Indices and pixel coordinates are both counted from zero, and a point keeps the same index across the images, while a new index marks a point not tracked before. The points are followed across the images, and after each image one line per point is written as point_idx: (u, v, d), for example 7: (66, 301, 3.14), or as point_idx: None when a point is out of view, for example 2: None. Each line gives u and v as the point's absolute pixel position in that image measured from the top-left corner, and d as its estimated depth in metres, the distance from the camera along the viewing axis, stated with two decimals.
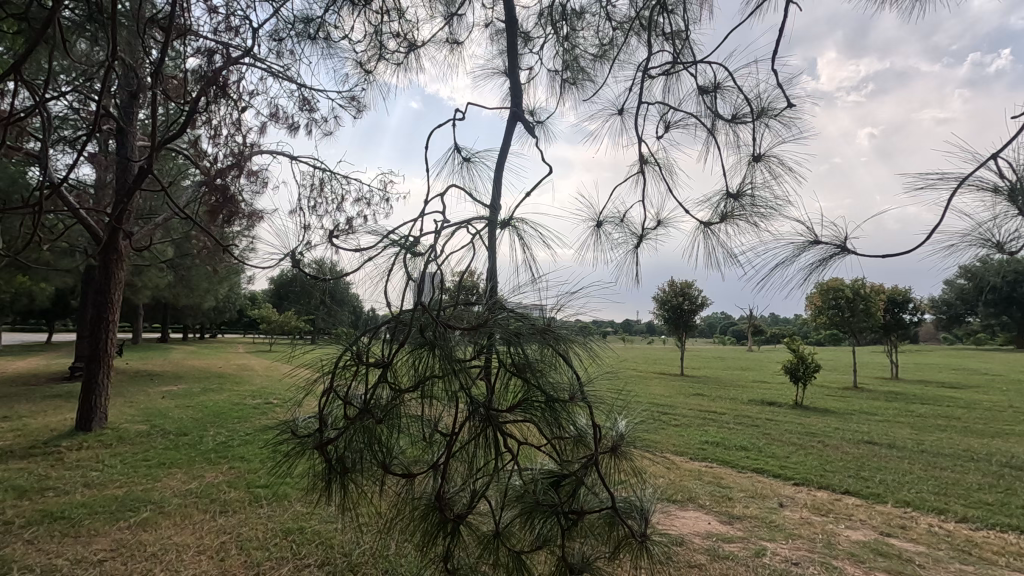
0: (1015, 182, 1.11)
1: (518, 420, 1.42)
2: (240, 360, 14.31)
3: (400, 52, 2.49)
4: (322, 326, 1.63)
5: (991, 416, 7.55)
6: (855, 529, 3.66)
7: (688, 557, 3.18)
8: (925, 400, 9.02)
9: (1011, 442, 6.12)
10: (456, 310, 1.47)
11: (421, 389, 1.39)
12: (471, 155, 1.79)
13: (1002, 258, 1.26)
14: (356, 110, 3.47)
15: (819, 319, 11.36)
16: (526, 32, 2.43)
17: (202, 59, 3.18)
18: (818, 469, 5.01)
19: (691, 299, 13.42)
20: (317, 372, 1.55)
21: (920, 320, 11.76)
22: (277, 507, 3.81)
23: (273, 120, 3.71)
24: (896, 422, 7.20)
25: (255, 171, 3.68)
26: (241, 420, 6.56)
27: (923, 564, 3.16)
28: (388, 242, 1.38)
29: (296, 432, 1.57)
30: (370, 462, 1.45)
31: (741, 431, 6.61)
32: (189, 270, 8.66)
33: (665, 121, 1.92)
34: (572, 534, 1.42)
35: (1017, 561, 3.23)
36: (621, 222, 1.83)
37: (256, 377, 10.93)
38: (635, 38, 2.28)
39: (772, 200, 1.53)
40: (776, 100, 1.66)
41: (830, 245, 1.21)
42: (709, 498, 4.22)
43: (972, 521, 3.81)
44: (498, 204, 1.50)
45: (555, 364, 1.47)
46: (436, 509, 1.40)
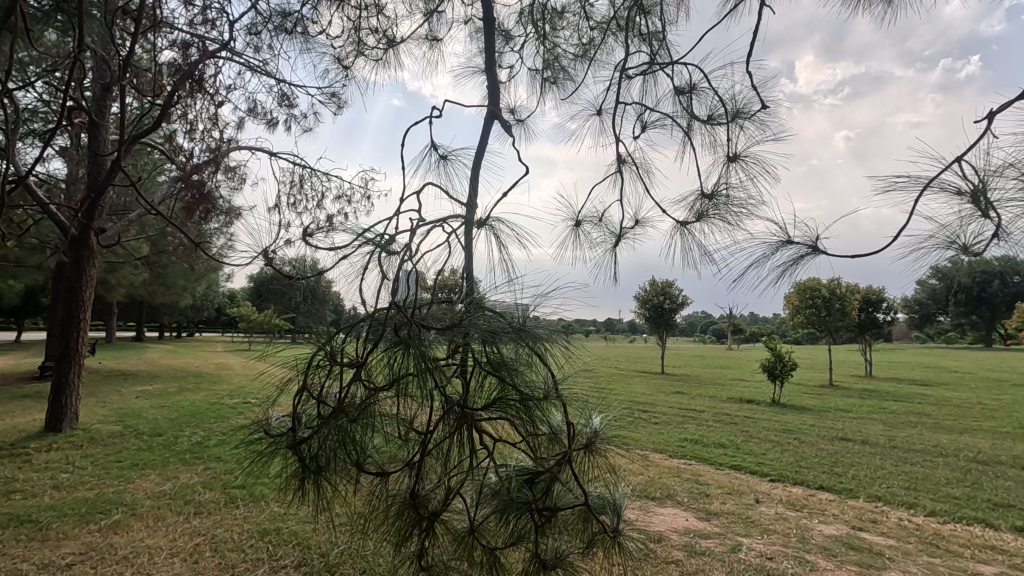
0: (978, 185, 1.14)
1: (493, 418, 1.42)
2: (219, 359, 14.06)
3: (379, 48, 2.47)
4: (302, 325, 1.61)
5: (960, 413, 7.76)
6: (828, 524, 3.74)
7: (665, 553, 3.22)
8: (898, 397, 9.25)
9: (979, 437, 6.29)
10: (433, 308, 1.47)
11: (396, 388, 1.39)
12: (448, 153, 1.79)
13: (969, 260, 1.29)
14: (336, 107, 3.44)
15: (797, 318, 11.54)
16: (506, 31, 2.43)
17: (178, 52, 3.13)
18: (794, 465, 5.10)
19: (672, 299, 13.58)
20: (292, 370, 1.53)
21: (893, 319, 12.02)
22: (254, 508, 3.77)
23: (251, 115, 3.66)
24: (870, 418, 7.37)
25: (233, 167, 3.62)
26: (218, 420, 6.45)
27: (893, 557, 3.24)
28: (363, 241, 1.37)
29: (270, 431, 1.55)
30: (343, 461, 1.44)
31: (721, 429, 6.68)
32: (165, 267, 8.50)
33: (642, 121, 1.93)
34: (547, 531, 1.42)
35: (981, 552, 3.33)
36: (599, 222, 1.83)
37: (234, 377, 10.76)
38: (612, 38, 2.30)
39: (746, 200, 1.55)
40: (750, 102, 1.69)
41: (803, 245, 1.23)
42: (686, 494, 4.28)
43: (940, 515, 3.92)
44: (475, 204, 1.49)
45: (531, 363, 1.47)
46: (410, 507, 1.40)
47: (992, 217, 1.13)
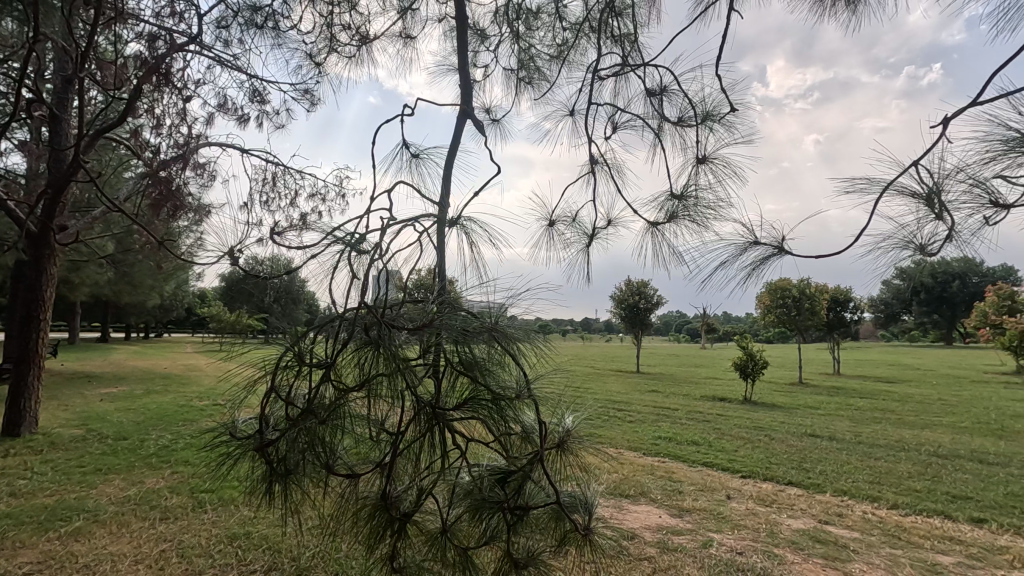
0: (933, 188, 1.18)
1: (465, 418, 1.42)
2: (190, 360, 13.73)
3: (352, 45, 2.44)
4: (274, 325, 1.58)
5: (922, 409, 8.03)
6: (796, 518, 3.83)
7: (638, 550, 3.26)
8: (865, 394, 9.51)
9: (939, 432, 6.52)
10: (405, 308, 1.46)
11: (367, 389, 1.37)
12: (420, 152, 1.78)
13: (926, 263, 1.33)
14: (309, 104, 3.39)
15: (768, 318, 11.79)
16: (481, 30, 2.42)
17: (144, 45, 3.04)
18: (764, 461, 5.20)
19: (647, 299, 13.73)
20: (260, 371, 1.50)
21: (860, 318, 12.37)
22: (223, 512, 3.69)
23: (221, 111, 3.58)
24: (837, 415, 7.57)
25: (202, 164, 3.54)
26: (186, 423, 6.29)
27: (857, 549, 3.33)
28: (332, 239, 1.35)
29: (236, 434, 1.52)
30: (313, 464, 1.41)
31: (694, 427, 6.79)
32: (131, 266, 8.25)
33: (613, 122, 1.95)
34: (518, 530, 1.41)
35: (940, 543, 3.45)
36: (573, 222, 1.84)
37: (204, 379, 10.51)
38: (586, 39, 2.31)
39: (715, 200, 1.58)
40: (720, 105, 1.72)
41: (769, 245, 1.25)
42: (659, 491, 4.33)
43: (902, 508, 4.05)
44: (447, 203, 1.48)
45: (503, 363, 1.47)
46: (381, 508, 1.39)
47: (945, 219, 1.17)
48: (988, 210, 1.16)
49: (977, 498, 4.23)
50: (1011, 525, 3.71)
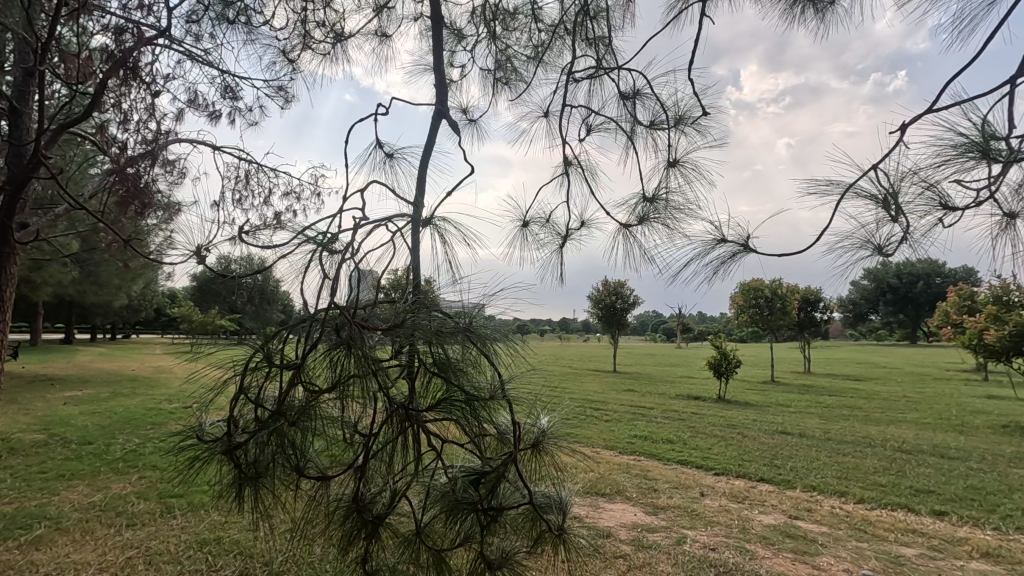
0: (890, 190, 1.22)
1: (438, 419, 1.41)
2: (159, 362, 13.39)
3: (327, 42, 2.41)
4: (245, 326, 1.55)
5: (887, 406, 8.28)
6: (767, 514, 3.91)
7: (613, 548, 3.29)
8: (834, 392, 9.76)
9: (903, 428, 6.73)
10: (378, 309, 1.44)
11: (339, 390, 1.36)
12: (394, 151, 1.77)
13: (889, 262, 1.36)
14: (283, 101, 3.33)
15: (741, 318, 12.01)
16: (458, 30, 2.42)
17: (110, 37, 2.95)
18: (737, 459, 5.30)
19: (624, 299, 13.86)
20: (229, 372, 1.47)
21: (829, 318, 12.69)
22: (193, 517, 3.60)
23: (191, 107, 3.50)
24: (807, 412, 7.75)
25: (172, 160, 3.45)
26: (154, 426, 6.13)
27: (825, 543, 3.42)
28: (303, 238, 1.33)
29: (202, 436, 1.48)
30: (283, 466, 1.39)
31: (669, 425, 6.87)
32: (97, 266, 8.00)
33: (587, 124, 1.96)
34: (492, 531, 1.41)
35: (903, 536, 3.56)
36: (546, 222, 1.85)
37: (173, 381, 10.25)
38: (561, 41, 2.32)
39: (686, 202, 1.60)
40: (692, 109, 1.74)
41: (735, 245, 1.28)
42: (635, 490, 4.38)
43: (868, 502, 4.16)
44: (421, 203, 1.47)
45: (477, 364, 1.47)
46: (353, 511, 1.37)
47: (900, 222, 1.21)
48: (940, 212, 1.21)
49: (939, 491, 4.38)
50: (969, 517, 3.86)
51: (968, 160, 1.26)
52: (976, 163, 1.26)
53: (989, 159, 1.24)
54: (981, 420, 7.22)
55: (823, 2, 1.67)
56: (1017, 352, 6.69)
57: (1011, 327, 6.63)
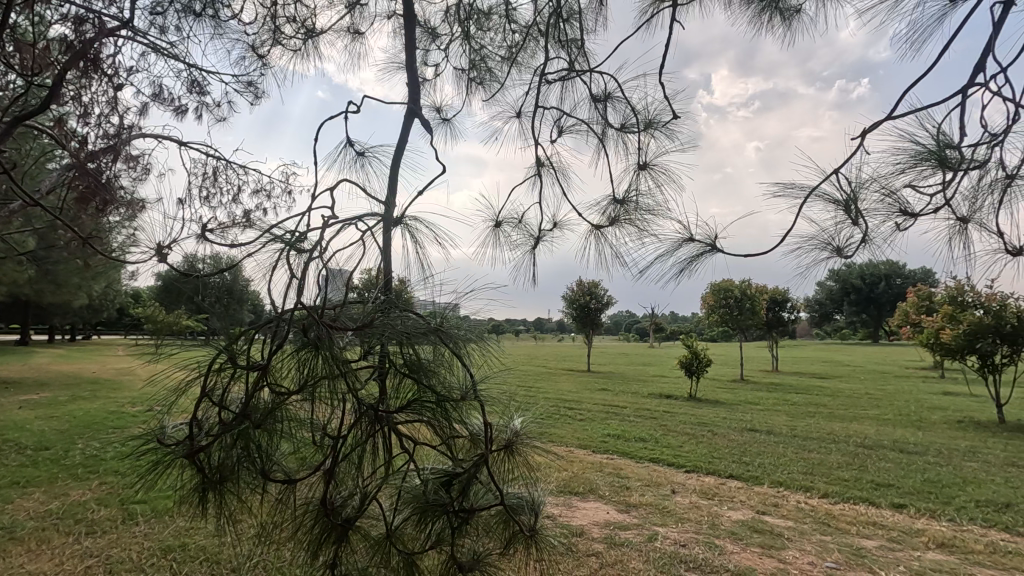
0: (851, 194, 1.26)
1: (408, 420, 1.41)
2: (120, 364, 12.95)
3: (297, 38, 2.37)
4: (212, 326, 1.52)
5: (850, 403, 8.55)
6: (735, 510, 3.99)
7: (585, 546, 3.31)
8: (800, 390, 10.03)
9: (865, 424, 6.96)
10: (347, 309, 1.42)
11: (307, 391, 1.33)
12: (365, 150, 1.76)
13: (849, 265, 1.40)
14: (252, 97, 3.26)
15: (711, 317, 12.25)
16: (432, 28, 2.40)
17: (69, 27, 2.84)
18: (707, 456, 5.40)
19: (598, 299, 13.98)
20: (193, 374, 1.42)
21: (796, 318, 13.05)
22: (157, 524, 3.50)
23: (156, 100, 3.40)
24: (775, 410, 7.95)
25: (136, 156, 3.35)
26: (116, 430, 5.93)
27: (791, 537, 3.51)
28: (270, 237, 1.31)
29: (163, 440, 1.43)
30: (248, 470, 1.36)
31: (641, 423, 6.96)
32: (53, 265, 7.69)
33: (559, 125, 1.97)
34: (462, 533, 1.41)
35: (865, 528, 3.68)
36: (519, 223, 1.85)
37: (135, 383, 9.93)
38: (535, 42, 2.33)
39: (655, 205, 1.63)
40: (661, 113, 1.77)
41: (703, 246, 1.30)
42: (608, 488, 4.42)
43: (832, 496, 4.29)
44: (392, 202, 1.46)
45: (449, 365, 1.47)
46: (322, 515, 1.35)
47: (860, 225, 1.25)
48: (898, 217, 1.26)
49: (898, 485, 4.54)
50: (926, 509, 4.01)
51: (925, 168, 1.31)
52: (933, 171, 1.31)
53: (944, 167, 1.29)
54: (937, 416, 7.52)
55: (789, 10, 1.72)
56: (971, 350, 6.98)
57: (965, 327, 6.91)
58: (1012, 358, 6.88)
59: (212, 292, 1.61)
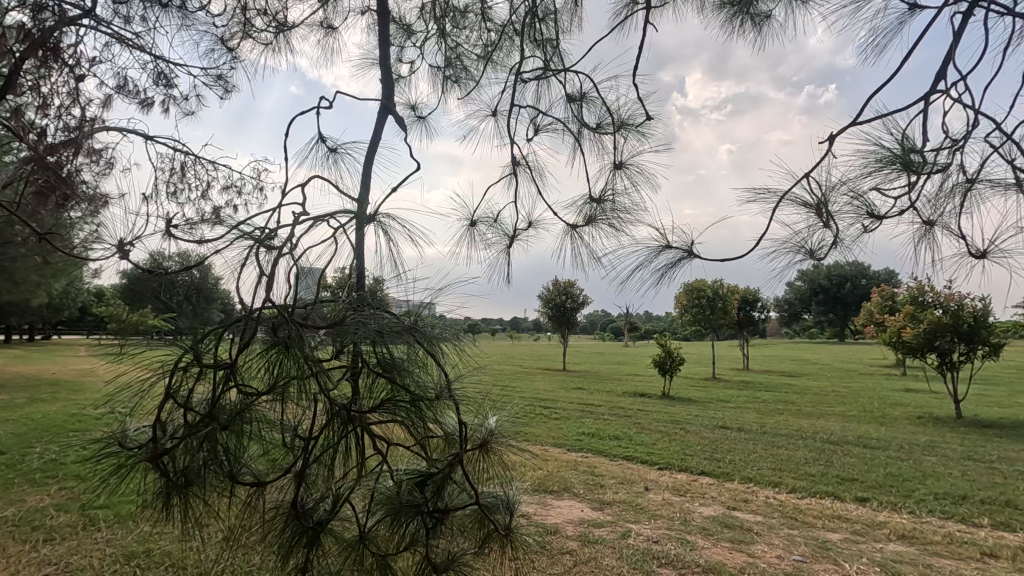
0: (822, 197, 1.29)
1: (381, 420, 1.39)
2: (81, 365, 12.50)
3: (268, 32, 2.32)
4: (178, 326, 1.48)
5: (818, 400, 8.78)
6: (706, 506, 4.06)
7: (560, 544, 3.33)
8: (769, 388, 10.26)
9: (832, 421, 7.16)
10: (319, 308, 1.39)
11: (276, 392, 1.31)
12: (337, 147, 1.73)
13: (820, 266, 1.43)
14: (222, 90, 3.18)
15: (684, 317, 12.43)
16: (407, 25, 2.38)
17: (27, 15, 2.73)
18: (679, 453, 5.48)
19: (574, 298, 14.06)
20: (158, 374, 1.37)
21: (766, 317, 13.34)
22: (120, 529, 3.39)
23: (121, 93, 3.29)
24: (745, 407, 8.12)
25: (99, 150, 3.24)
26: (77, 433, 5.73)
27: (759, 532, 3.58)
28: (239, 234, 1.28)
29: (125, 443, 1.38)
30: (215, 474, 1.32)
31: (616, 422, 7.03)
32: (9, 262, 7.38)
33: (535, 124, 1.97)
34: (437, 533, 1.40)
35: (830, 522, 3.78)
36: (494, 222, 1.85)
37: (97, 384, 9.60)
38: (510, 41, 2.32)
39: (630, 205, 1.64)
40: (635, 114, 1.79)
41: (679, 249, 1.32)
42: (582, 486, 4.45)
43: (799, 491, 4.40)
44: (366, 200, 1.44)
45: (424, 364, 1.46)
46: (292, 519, 1.32)
47: (831, 227, 1.29)
48: (866, 220, 1.30)
49: (862, 479, 4.68)
50: (888, 502, 4.14)
51: (891, 172, 1.35)
52: (899, 174, 1.35)
53: (909, 171, 1.33)
54: (898, 412, 7.78)
55: (760, 16, 1.76)
56: (930, 348, 7.24)
57: (925, 325, 7.16)
58: (969, 355, 7.16)
59: (180, 290, 1.57)
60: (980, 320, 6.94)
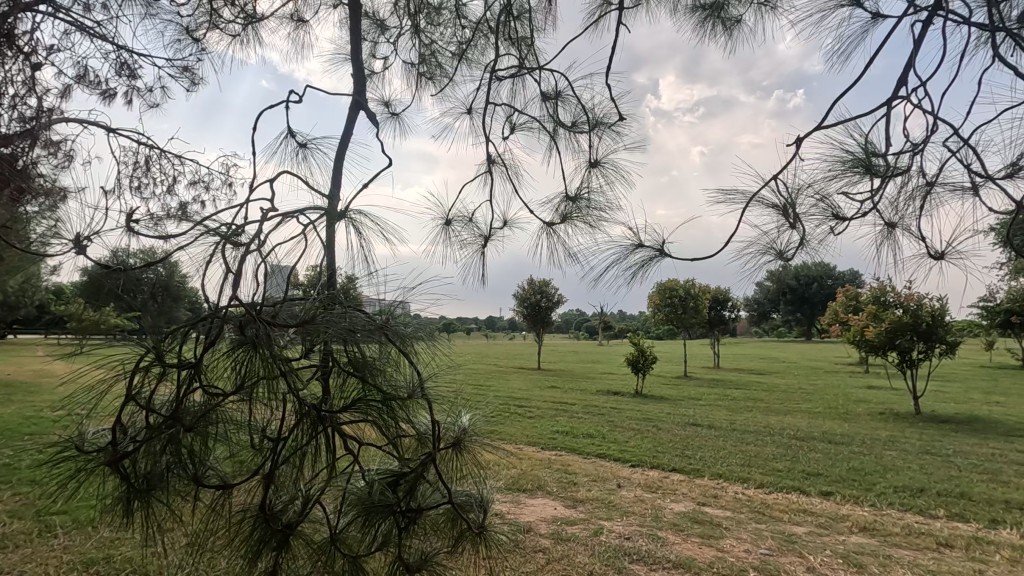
0: (790, 198, 1.32)
1: (353, 420, 1.37)
2: (36, 365, 12.00)
3: (237, 23, 2.26)
4: (142, 324, 1.43)
5: (785, 398, 9.01)
6: (677, 502, 4.13)
7: (533, 542, 3.34)
8: (739, 385, 10.48)
9: (798, 417, 7.35)
10: (289, 306, 1.37)
11: (243, 392, 1.27)
12: (307, 142, 1.70)
13: (789, 266, 1.46)
14: (189, 83, 3.09)
15: (657, 316, 12.60)
16: (381, 20, 2.35)
17: None
18: (651, 451, 5.55)
19: (548, 297, 14.10)
20: (118, 375, 1.32)
21: (736, 316, 13.62)
22: (78, 535, 3.27)
23: (81, 83, 3.17)
24: (716, 405, 8.27)
25: (57, 141, 3.11)
26: (32, 436, 5.50)
27: (728, 526, 3.66)
28: (204, 230, 1.24)
29: (82, 447, 1.33)
30: (178, 477, 1.28)
31: (590, 420, 7.08)
32: None
33: (510, 122, 1.97)
34: (410, 533, 1.38)
35: (796, 515, 3.88)
36: (469, 221, 1.84)
37: (53, 385, 9.22)
38: (485, 39, 2.32)
39: (605, 204, 1.66)
40: (610, 113, 1.81)
41: (651, 249, 1.34)
42: (555, 484, 4.48)
43: (767, 486, 4.50)
44: (337, 195, 1.42)
45: (397, 363, 1.44)
46: (261, 522, 1.29)
47: (798, 228, 1.32)
48: (832, 221, 1.33)
49: (827, 473, 4.82)
50: (851, 496, 4.27)
51: (855, 175, 1.39)
52: (862, 177, 1.39)
53: (871, 174, 1.37)
54: (861, 408, 8.03)
55: (731, 20, 1.79)
56: (891, 346, 7.49)
57: (887, 325, 7.40)
58: (927, 353, 7.43)
59: (144, 289, 1.52)
60: (938, 318, 7.21)
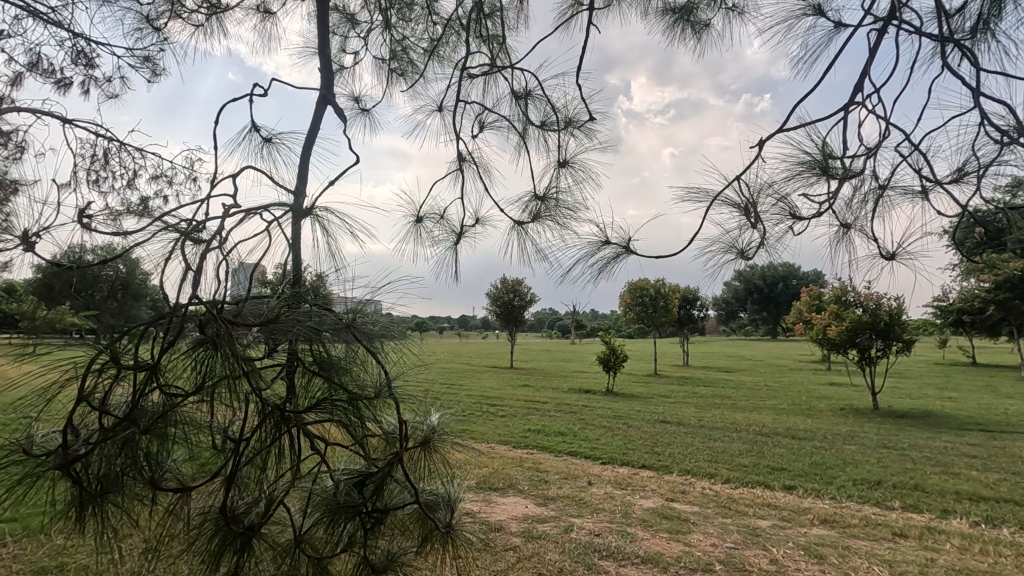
0: (751, 198, 1.35)
1: (318, 420, 1.34)
2: None
3: (200, 13, 2.19)
4: (96, 324, 1.37)
5: (751, 395, 9.22)
6: (646, 498, 4.18)
7: (503, 541, 3.35)
8: (707, 383, 10.69)
9: (763, 414, 7.53)
10: (253, 304, 1.33)
11: (203, 392, 1.24)
12: (273, 136, 1.67)
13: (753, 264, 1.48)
14: (150, 73, 2.99)
15: (628, 315, 12.74)
16: (351, 14, 2.31)
17: None
18: (621, 448, 5.61)
19: (521, 295, 14.11)
20: (70, 376, 1.27)
21: (705, 315, 13.88)
22: (29, 544, 3.12)
23: (33, 71, 3.03)
24: (685, 402, 8.41)
25: (7, 131, 2.97)
26: None
27: (695, 521, 3.73)
28: (162, 226, 1.19)
29: (31, 450, 1.27)
30: (134, 480, 1.23)
31: (562, 418, 7.12)
32: None
33: (480, 121, 1.97)
34: (375, 533, 1.36)
35: (761, 509, 3.98)
36: (440, 218, 1.82)
37: None
38: (456, 36, 2.31)
39: (574, 203, 1.67)
40: (580, 113, 1.82)
41: (618, 246, 1.35)
42: (527, 482, 4.49)
43: (733, 481, 4.60)
44: (303, 191, 1.39)
45: (363, 362, 1.42)
46: (220, 524, 1.25)
47: (758, 228, 1.35)
48: (791, 220, 1.37)
49: (790, 468, 4.96)
50: (812, 489, 4.41)
51: (813, 176, 1.43)
52: (819, 178, 1.43)
53: (828, 176, 1.41)
54: (823, 405, 8.27)
55: (700, 24, 1.82)
56: (852, 344, 7.74)
57: (848, 324, 7.64)
58: (885, 351, 7.71)
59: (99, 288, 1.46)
60: (895, 318, 7.49)
